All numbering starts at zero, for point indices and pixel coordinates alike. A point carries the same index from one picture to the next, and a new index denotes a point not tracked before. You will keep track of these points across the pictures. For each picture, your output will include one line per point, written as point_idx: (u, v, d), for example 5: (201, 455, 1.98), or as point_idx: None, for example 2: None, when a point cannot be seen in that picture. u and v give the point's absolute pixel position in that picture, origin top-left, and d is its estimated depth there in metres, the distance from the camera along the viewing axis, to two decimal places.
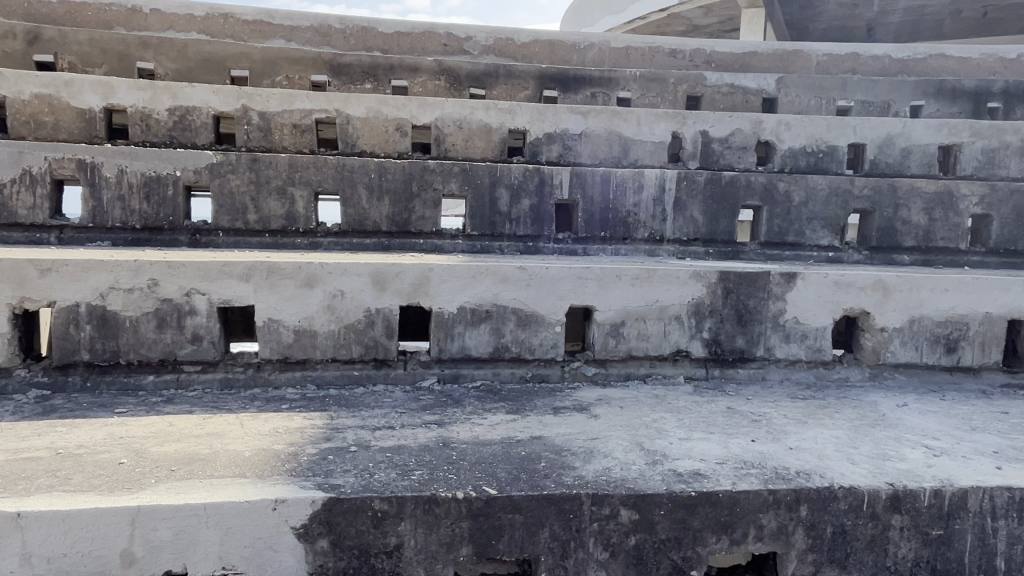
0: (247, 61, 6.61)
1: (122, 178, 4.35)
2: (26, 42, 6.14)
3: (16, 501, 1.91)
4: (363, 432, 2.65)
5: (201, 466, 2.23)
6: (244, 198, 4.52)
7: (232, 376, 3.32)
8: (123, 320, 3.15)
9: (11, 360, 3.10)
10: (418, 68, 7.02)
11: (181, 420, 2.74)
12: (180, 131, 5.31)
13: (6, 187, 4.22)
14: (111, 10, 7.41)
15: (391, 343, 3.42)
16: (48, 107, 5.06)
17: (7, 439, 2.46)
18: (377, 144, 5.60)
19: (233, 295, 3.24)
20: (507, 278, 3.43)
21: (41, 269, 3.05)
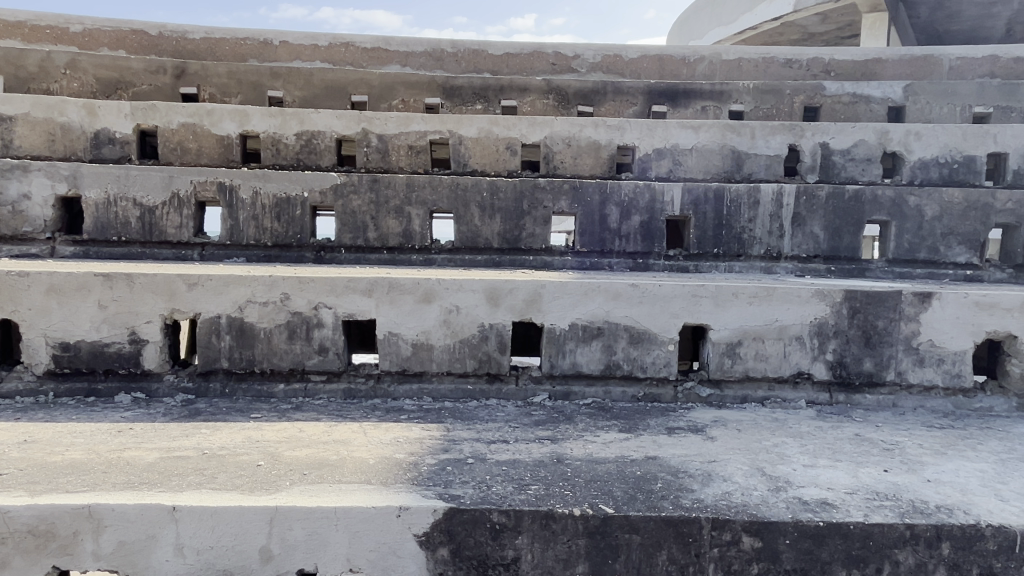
0: (367, 87, 6.97)
1: (256, 200, 4.69)
2: (174, 76, 6.76)
3: (172, 495, 2.09)
4: (479, 445, 2.71)
5: (330, 471, 2.35)
6: (365, 217, 4.76)
7: (354, 386, 3.48)
8: (258, 331, 3.38)
9: (162, 366, 3.39)
10: (528, 87, 7.16)
11: (311, 427, 2.90)
12: (306, 154, 5.67)
13: (158, 209, 4.64)
14: (246, 44, 8.06)
15: (503, 357, 3.47)
16: (193, 134, 5.54)
17: (160, 438, 2.69)
18: (488, 162, 5.74)
19: (356, 309, 3.41)
20: (619, 295, 3.42)
21: (189, 283, 3.32)
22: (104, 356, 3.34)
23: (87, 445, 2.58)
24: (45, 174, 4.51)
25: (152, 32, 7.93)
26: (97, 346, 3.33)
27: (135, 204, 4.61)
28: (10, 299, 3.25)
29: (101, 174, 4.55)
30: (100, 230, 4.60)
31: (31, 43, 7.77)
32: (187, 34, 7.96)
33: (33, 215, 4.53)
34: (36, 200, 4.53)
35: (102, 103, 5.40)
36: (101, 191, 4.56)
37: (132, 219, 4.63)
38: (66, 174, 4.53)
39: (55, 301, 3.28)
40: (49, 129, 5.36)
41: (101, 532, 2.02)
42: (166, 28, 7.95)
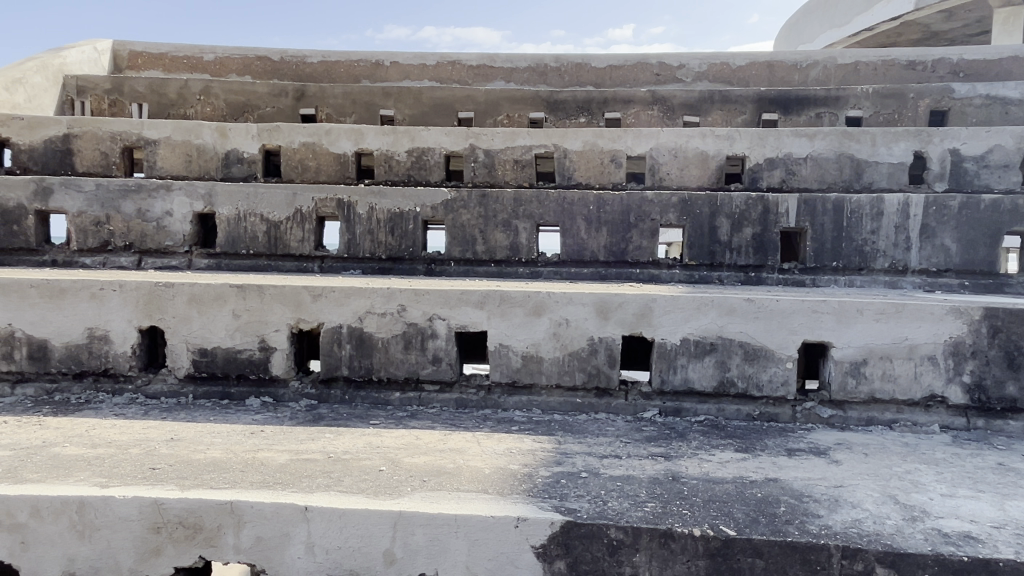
0: (472, 103, 7.14)
1: (372, 215, 4.90)
2: (295, 98, 7.18)
3: (304, 496, 2.21)
4: (591, 459, 2.70)
5: (448, 479, 2.42)
6: (474, 230, 4.87)
7: (466, 397, 3.56)
8: (376, 340, 3.53)
9: (288, 372, 3.60)
10: (632, 99, 7.11)
11: (427, 435, 2.99)
12: (416, 170, 5.87)
13: (282, 224, 4.93)
14: (360, 65, 8.47)
15: (613, 372, 3.45)
16: (313, 153, 5.86)
17: (289, 441, 2.86)
18: (593, 175, 5.74)
19: (468, 321, 3.49)
20: (734, 310, 3.33)
21: (314, 294, 3.51)
22: (237, 361, 3.58)
23: (225, 445, 2.78)
24: (185, 193, 4.90)
25: (274, 58, 8.47)
26: (231, 352, 3.57)
27: (262, 220, 4.93)
28: (157, 308, 3.55)
29: (233, 192, 4.90)
30: (231, 244, 4.94)
31: (170, 72, 8.49)
32: (306, 59, 8.45)
33: (174, 230, 4.93)
34: (176, 217, 4.92)
35: (233, 126, 5.82)
36: (233, 208, 4.91)
37: (260, 233, 4.94)
38: (203, 193, 4.91)
39: (195, 310, 3.55)
40: (187, 151, 5.82)
41: (242, 527, 2.16)
42: (287, 53, 8.47)
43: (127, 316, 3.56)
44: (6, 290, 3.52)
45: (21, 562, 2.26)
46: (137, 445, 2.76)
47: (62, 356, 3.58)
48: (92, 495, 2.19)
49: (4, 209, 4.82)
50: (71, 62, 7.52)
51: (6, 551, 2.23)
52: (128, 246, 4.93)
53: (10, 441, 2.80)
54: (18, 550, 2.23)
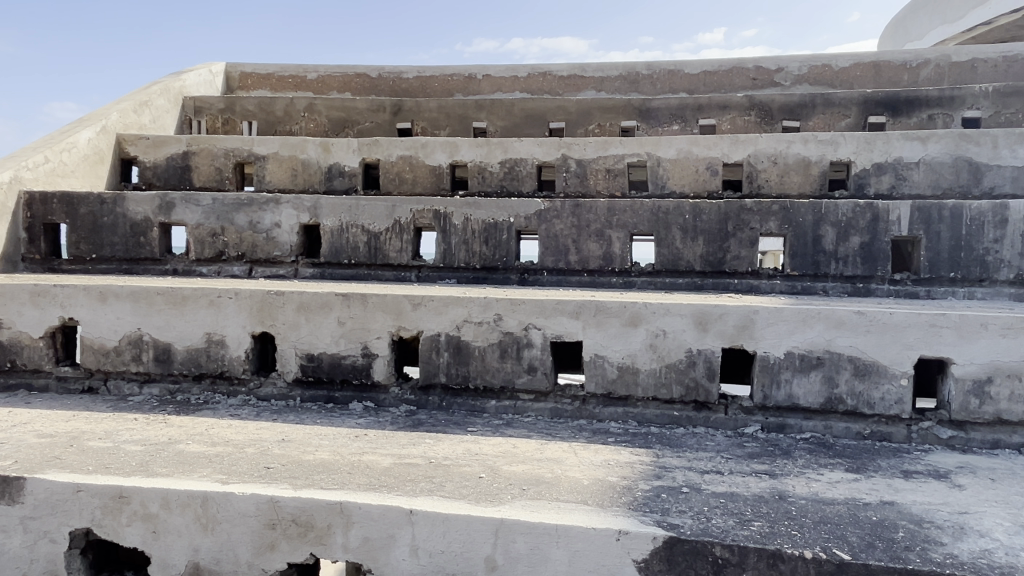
0: (564, 113, 7.16)
1: (467, 225, 5.00)
2: (392, 113, 7.42)
3: (409, 500, 2.27)
4: (692, 473, 2.65)
5: (547, 488, 2.43)
6: (567, 240, 4.88)
7: (560, 407, 3.56)
8: (473, 349, 3.59)
9: (388, 378, 3.71)
10: (728, 105, 6.95)
11: (524, 444, 3.02)
12: (509, 181, 5.94)
13: (382, 235, 5.10)
14: (453, 79, 8.67)
15: (712, 385, 3.37)
16: (410, 166, 6.05)
17: (391, 445, 2.95)
18: (688, 183, 5.63)
19: (564, 330, 3.49)
20: (843, 323, 3.18)
21: (413, 303, 3.61)
22: (341, 367, 3.73)
23: (332, 447, 2.89)
24: (292, 206, 5.16)
25: (372, 75, 8.80)
26: (336, 358, 3.73)
27: (363, 231, 5.12)
28: (268, 314, 3.75)
29: (336, 205, 5.11)
30: (334, 254, 5.16)
31: (277, 91, 8.97)
32: (402, 74, 8.73)
33: (282, 241, 5.19)
34: (284, 228, 5.18)
35: (335, 141, 6.08)
36: (336, 219, 5.12)
37: (361, 243, 5.14)
38: (309, 205, 5.15)
39: (303, 317, 3.72)
40: (293, 166, 6.12)
41: (350, 527, 2.25)
42: (384, 70, 8.78)
43: (242, 322, 3.78)
44: (135, 296, 3.81)
45: (152, 549, 2.43)
46: (252, 444, 2.92)
47: (183, 358, 3.83)
48: (215, 490, 2.33)
49: (133, 222, 5.22)
50: (190, 85, 8.08)
51: (139, 539, 2.41)
52: (241, 256, 5.23)
53: (140, 437, 3.02)
54: (149, 538, 2.41)
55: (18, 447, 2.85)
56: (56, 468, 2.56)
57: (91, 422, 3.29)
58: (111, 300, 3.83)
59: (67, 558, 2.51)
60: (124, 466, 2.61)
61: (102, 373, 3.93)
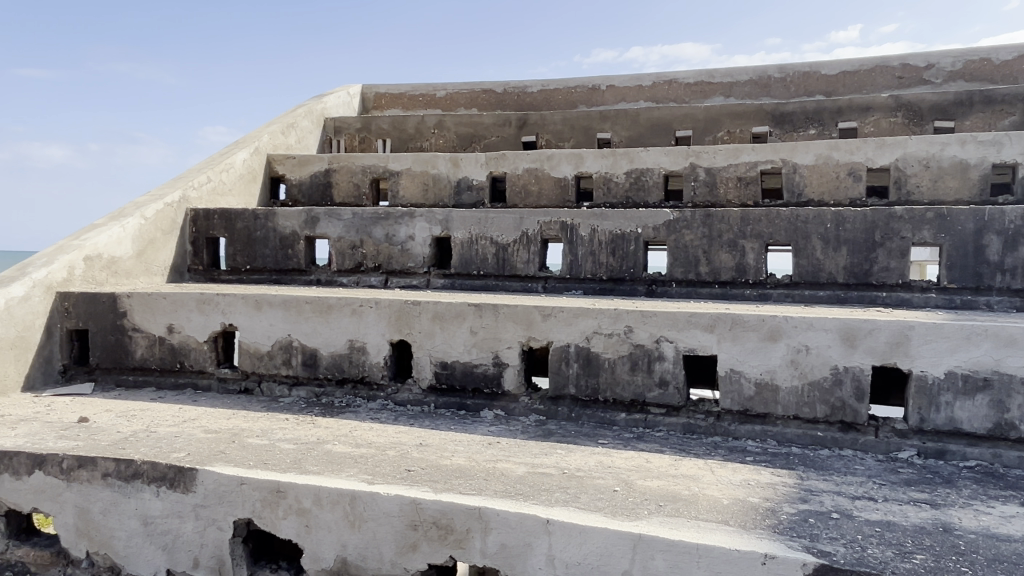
0: (692, 121, 7.00)
1: (594, 237, 4.99)
2: (517, 127, 7.55)
3: (546, 509, 2.29)
4: (841, 498, 2.49)
5: (685, 506, 2.37)
6: (697, 251, 4.75)
7: (694, 422, 3.47)
8: (603, 361, 3.57)
9: (518, 388, 3.77)
10: (871, 106, 6.54)
11: (658, 459, 2.96)
12: (635, 192, 5.88)
13: (510, 246, 5.19)
14: (577, 91, 8.71)
15: (861, 406, 3.17)
16: (536, 178, 6.13)
17: (524, 454, 2.98)
18: (827, 190, 5.33)
19: (697, 344, 3.41)
20: (1014, 341, 2.89)
21: (544, 314, 3.65)
22: (473, 375, 3.83)
23: (467, 453, 2.97)
24: (425, 219, 5.37)
25: (498, 90, 9.02)
26: (468, 366, 3.83)
27: (492, 243, 5.24)
28: (406, 323, 3.91)
29: (467, 218, 5.27)
30: (464, 265, 5.31)
31: (408, 110, 9.39)
32: (527, 89, 8.88)
33: (415, 253, 5.41)
34: (417, 240, 5.40)
35: (464, 156, 6.27)
36: (466, 232, 5.28)
37: (489, 255, 5.26)
38: (441, 218, 5.34)
39: (438, 326, 3.86)
40: (424, 180, 6.38)
41: (488, 533, 2.31)
42: (510, 85, 8.97)
43: (381, 330, 3.97)
44: (286, 305, 4.10)
45: (304, 542, 2.60)
46: (392, 447, 3.06)
47: (327, 363, 4.08)
48: (362, 489, 2.46)
49: (282, 236, 5.62)
50: (330, 107, 8.62)
51: (293, 532, 2.59)
52: (377, 267, 5.50)
53: (292, 436, 3.25)
54: (303, 532, 2.57)
55: (188, 441, 3.13)
56: (222, 461, 2.80)
57: (249, 420, 3.57)
58: (265, 308, 4.15)
59: (231, 544, 2.73)
60: (280, 462, 2.81)
61: (257, 375, 4.25)
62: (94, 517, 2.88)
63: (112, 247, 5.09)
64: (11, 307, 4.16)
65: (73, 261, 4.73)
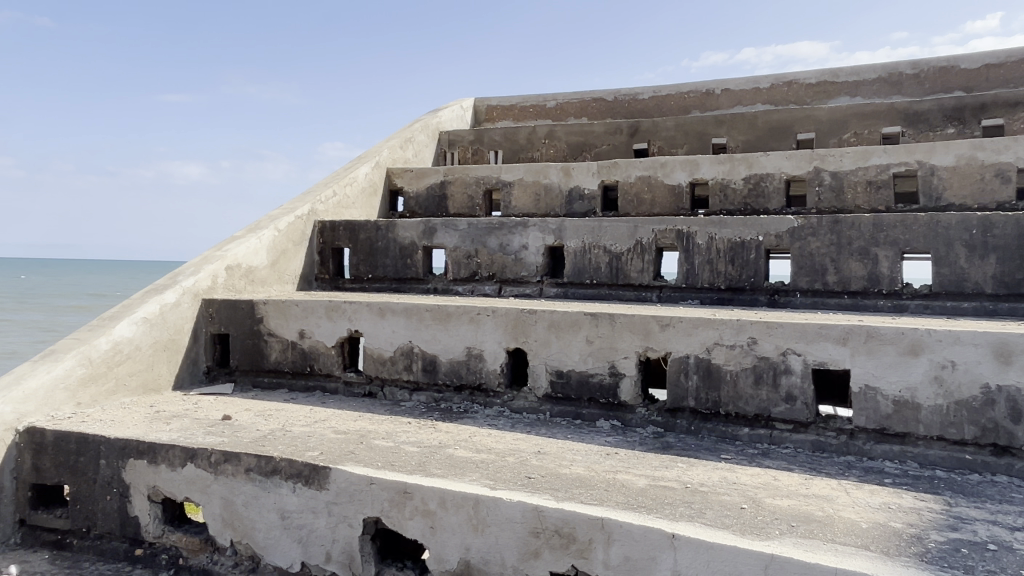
0: (814, 123, 6.68)
1: (712, 245, 4.86)
2: (629, 134, 7.48)
3: (670, 523, 2.25)
4: (998, 528, 2.29)
5: (820, 528, 2.25)
6: (824, 260, 4.52)
7: (824, 440, 3.30)
8: (725, 373, 3.46)
9: (635, 399, 3.72)
10: (1020, 102, 6.08)
11: (786, 477, 2.84)
12: (754, 198, 5.67)
13: (624, 255, 5.14)
14: (690, 96, 8.53)
15: (1017, 429, 2.90)
16: (649, 186, 6.04)
17: (644, 466, 2.94)
18: (970, 193, 4.93)
19: (828, 357, 3.24)
20: None
21: (662, 324, 3.59)
22: (589, 385, 3.82)
23: (586, 463, 2.97)
24: (539, 228, 5.42)
25: (609, 98, 8.98)
26: (584, 376, 3.82)
27: (605, 251, 5.21)
28: (522, 331, 3.96)
29: (580, 227, 5.27)
30: (577, 274, 5.31)
31: (519, 121, 9.55)
32: (638, 96, 8.79)
33: (529, 262, 5.47)
34: (531, 249, 5.46)
35: (576, 165, 6.28)
36: (579, 241, 5.28)
37: (603, 264, 5.23)
38: (554, 227, 5.37)
39: (554, 335, 3.88)
40: (537, 190, 6.44)
41: (611, 544, 2.29)
42: (620, 92, 8.91)
43: (498, 338, 4.04)
44: (408, 313, 4.26)
45: (429, 543, 2.68)
46: (511, 454, 3.10)
47: (446, 370, 4.19)
48: (485, 494, 2.51)
49: (402, 246, 5.84)
50: (444, 121, 8.89)
51: (419, 532, 2.67)
52: (492, 276, 5.60)
53: (415, 439, 3.37)
54: (428, 533, 2.65)
55: (320, 441, 3.31)
56: (353, 461, 2.94)
57: (374, 423, 3.72)
58: (388, 315, 4.32)
59: (360, 541, 2.85)
60: (406, 465, 2.91)
61: (380, 380, 4.43)
62: (237, 508, 3.09)
63: (249, 258, 5.47)
64: (165, 313, 4.55)
65: (217, 270, 5.13)
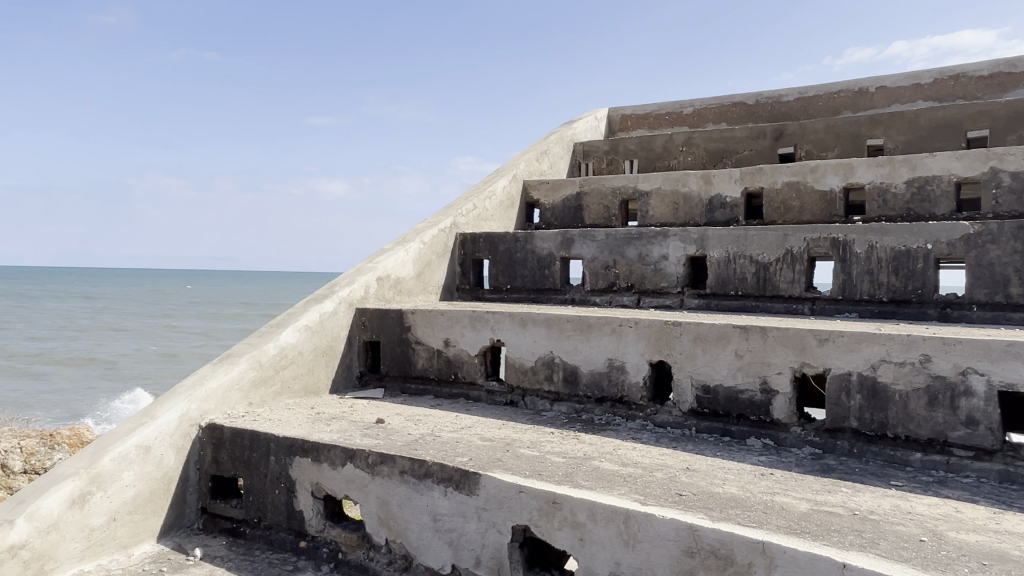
0: (988, 120, 6.09)
1: (872, 254, 4.53)
2: (773, 139, 7.15)
3: (839, 551, 2.11)
4: None
5: (1017, 569, 2.02)
6: (1007, 270, 4.09)
7: (1013, 470, 2.96)
8: (893, 393, 3.21)
9: (790, 417, 3.53)
10: None
11: (971, 509, 2.57)
12: (919, 203, 5.23)
13: (772, 265, 4.90)
14: (841, 96, 8.03)
15: None
16: (797, 193, 5.73)
17: (804, 489, 2.78)
18: None
19: (1018, 378, 2.92)
20: None
21: (820, 338, 3.39)
22: (738, 401, 3.67)
23: (740, 483, 2.85)
24: (680, 238, 5.29)
25: (750, 102, 8.64)
26: (733, 391, 3.68)
27: (752, 261, 4.99)
28: (667, 344, 3.88)
29: (724, 236, 5.09)
30: (721, 285, 5.13)
31: (655, 129, 9.36)
32: (782, 98, 8.39)
33: (669, 273, 5.35)
34: (672, 260, 5.34)
35: (717, 172, 6.08)
36: (723, 251, 5.10)
37: (749, 274, 5.01)
38: (696, 237, 5.23)
39: (700, 348, 3.77)
40: (675, 200, 6.30)
41: (773, 570, 2.18)
42: (762, 96, 8.55)
43: (641, 350, 3.98)
44: (549, 323, 4.29)
45: (578, 555, 2.67)
46: (659, 469, 3.03)
47: (587, 381, 4.18)
48: (636, 509, 2.47)
49: (540, 257, 5.90)
50: (579, 132, 8.92)
51: (568, 543, 2.67)
52: (630, 287, 5.53)
53: (560, 450, 3.38)
54: (577, 544, 2.65)
55: (468, 447, 3.41)
56: (502, 469, 2.99)
57: (518, 432, 3.78)
58: (530, 326, 4.38)
59: (509, 548, 2.89)
60: (554, 475, 2.93)
61: (521, 389, 4.49)
62: (392, 508, 3.23)
63: (397, 269, 5.75)
64: (323, 321, 4.87)
65: (369, 281, 5.43)
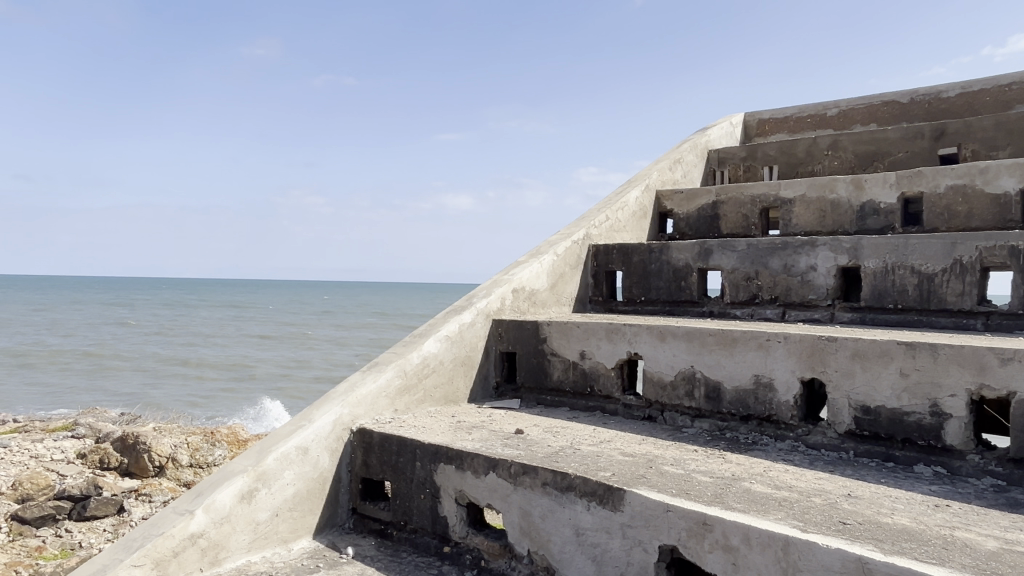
0: None
1: None
2: (932, 138, 6.58)
3: None
4: None
5: None
6: None
7: None
8: None
9: (966, 444, 3.22)
10: None
11: None
12: None
13: (938, 276, 4.50)
14: (1012, 89, 7.28)
15: None
16: (964, 197, 5.23)
17: (989, 524, 2.51)
18: None
19: None
20: None
21: (1003, 358, 3.08)
22: (903, 424, 3.39)
23: (911, 514, 2.62)
24: (829, 248, 4.98)
25: (904, 100, 8.02)
26: (897, 414, 3.40)
27: (913, 272, 4.61)
28: (820, 361, 3.65)
29: (881, 245, 4.74)
30: (877, 298, 4.77)
31: (796, 133, 8.89)
32: (942, 94, 7.71)
33: (818, 284, 5.04)
34: (821, 271, 5.03)
35: (869, 177, 5.67)
36: (880, 261, 4.75)
37: (910, 286, 4.63)
38: (848, 246, 4.90)
39: (859, 366, 3.52)
40: (821, 207, 5.94)
41: None
42: (918, 93, 7.92)
43: (790, 367, 3.77)
44: (690, 337, 4.16)
45: None
46: (817, 494, 2.85)
47: (732, 398, 4.01)
48: (796, 536, 2.34)
49: (676, 268, 5.76)
50: (714, 139, 8.65)
51: (720, 567, 2.57)
52: (774, 299, 5.26)
53: (706, 469, 3.26)
54: (730, 569, 2.54)
55: (610, 462, 3.37)
56: (647, 485, 2.93)
57: (659, 448, 3.69)
58: (669, 340, 4.27)
59: (656, 568, 2.82)
60: (702, 495, 2.83)
61: (660, 404, 4.38)
62: (535, 520, 3.24)
63: (532, 281, 5.81)
64: (463, 331, 5.01)
65: (504, 293, 5.52)
